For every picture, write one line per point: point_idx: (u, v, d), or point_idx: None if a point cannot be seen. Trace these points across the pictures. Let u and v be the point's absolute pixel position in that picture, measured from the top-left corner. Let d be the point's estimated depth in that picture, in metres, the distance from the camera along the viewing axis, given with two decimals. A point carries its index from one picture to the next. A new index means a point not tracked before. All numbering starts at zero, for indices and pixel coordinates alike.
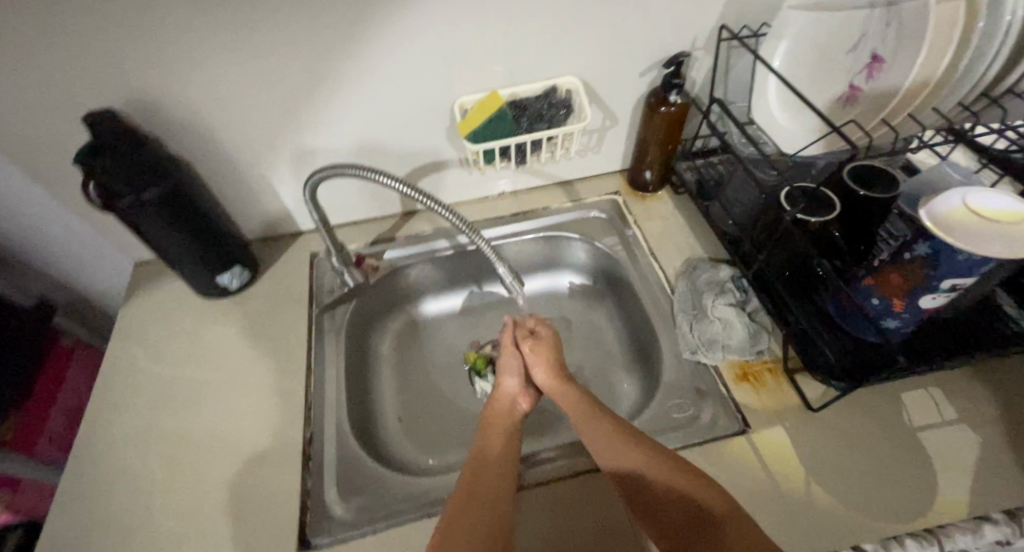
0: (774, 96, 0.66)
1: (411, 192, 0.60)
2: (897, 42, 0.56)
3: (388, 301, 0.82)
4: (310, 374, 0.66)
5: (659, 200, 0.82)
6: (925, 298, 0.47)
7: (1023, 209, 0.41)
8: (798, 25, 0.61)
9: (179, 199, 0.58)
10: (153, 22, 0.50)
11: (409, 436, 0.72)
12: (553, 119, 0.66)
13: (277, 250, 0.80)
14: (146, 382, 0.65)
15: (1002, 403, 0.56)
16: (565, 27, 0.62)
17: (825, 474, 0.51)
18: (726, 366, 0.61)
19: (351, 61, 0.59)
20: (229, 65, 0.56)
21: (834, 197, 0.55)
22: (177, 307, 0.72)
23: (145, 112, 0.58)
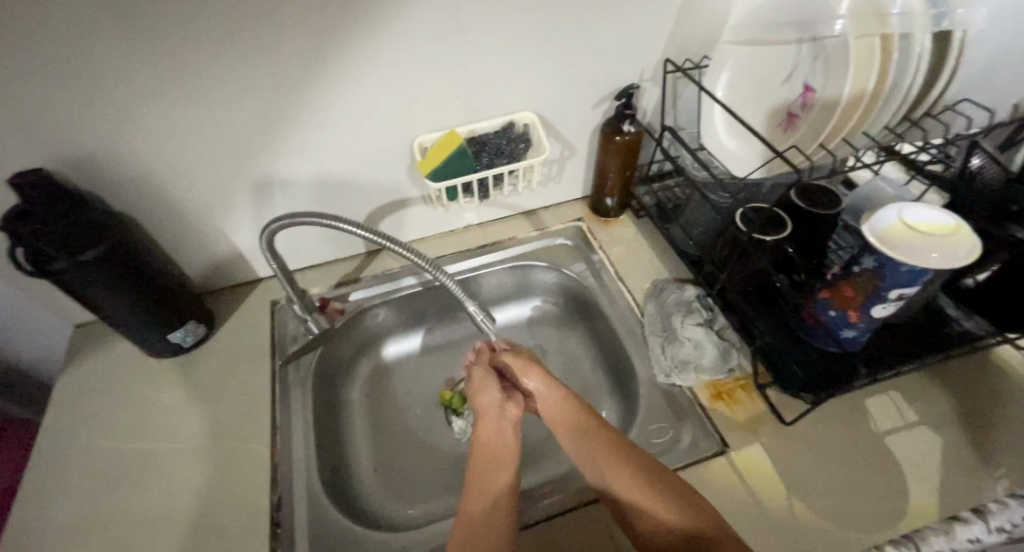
0: (719, 124, 0.68)
1: (373, 237, 0.60)
2: (825, 72, 0.60)
3: (357, 344, 0.80)
4: (276, 431, 0.62)
5: (622, 224, 0.83)
6: (876, 307, 0.49)
7: (952, 222, 0.43)
8: (735, 58, 0.64)
9: (123, 258, 0.55)
10: (92, 77, 0.48)
11: (386, 485, 0.69)
12: (512, 153, 0.67)
13: (236, 300, 0.77)
14: (93, 456, 0.60)
15: (957, 402, 0.59)
16: (517, 65, 0.63)
17: (802, 489, 0.52)
18: (700, 386, 0.61)
19: (304, 106, 0.59)
20: (174, 116, 0.54)
21: (786, 216, 0.58)
22: (128, 370, 0.68)
23: (86, 168, 0.56)
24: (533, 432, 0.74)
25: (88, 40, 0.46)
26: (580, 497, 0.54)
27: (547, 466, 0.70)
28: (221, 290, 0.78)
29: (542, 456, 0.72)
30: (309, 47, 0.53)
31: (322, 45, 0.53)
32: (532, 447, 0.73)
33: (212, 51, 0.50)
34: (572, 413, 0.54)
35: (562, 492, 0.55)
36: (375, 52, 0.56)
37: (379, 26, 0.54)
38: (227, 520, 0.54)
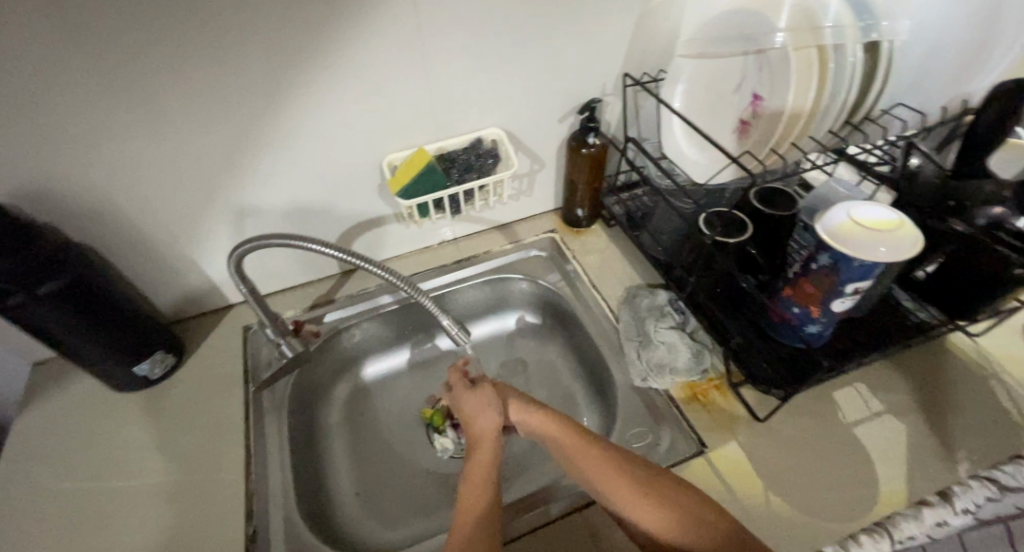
0: (679, 133, 0.70)
1: (345, 255, 0.59)
2: (770, 81, 0.64)
3: (333, 366, 0.78)
4: (251, 460, 0.61)
5: (594, 234, 0.85)
6: (835, 302, 0.51)
7: (895, 217, 0.46)
8: (690, 71, 0.66)
9: (84, 290, 0.53)
10: (48, 107, 0.48)
11: (369, 509, 0.67)
12: (482, 169, 0.68)
13: (206, 328, 0.75)
14: (54, 500, 0.57)
15: (918, 389, 0.61)
16: (482, 84, 0.65)
17: (779, 484, 0.53)
18: (676, 388, 0.62)
19: (270, 130, 0.59)
20: (135, 144, 0.54)
21: (745, 218, 0.61)
22: (92, 407, 0.65)
23: (43, 201, 0.54)
24: (516, 445, 0.74)
25: (44, 70, 0.45)
26: (563, 507, 0.54)
27: (532, 478, 0.70)
28: (190, 319, 0.76)
29: (526, 469, 0.71)
30: (273, 72, 0.53)
31: (286, 69, 0.54)
32: (516, 460, 0.72)
33: (173, 78, 0.50)
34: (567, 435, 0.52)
35: (545, 504, 0.55)
36: (341, 76, 0.57)
37: (343, 50, 0.55)
38: None
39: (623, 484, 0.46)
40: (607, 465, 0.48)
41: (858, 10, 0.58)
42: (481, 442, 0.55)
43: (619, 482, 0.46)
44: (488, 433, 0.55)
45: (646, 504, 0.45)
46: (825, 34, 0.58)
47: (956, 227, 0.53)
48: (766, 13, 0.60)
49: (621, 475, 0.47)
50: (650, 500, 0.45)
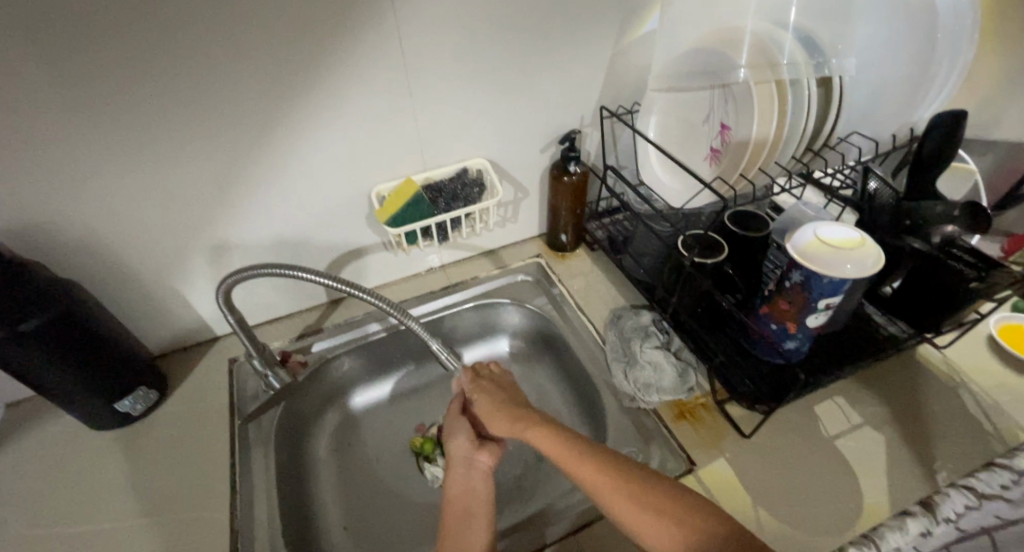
0: (656, 162, 0.73)
1: (335, 283, 0.60)
2: (735, 112, 0.66)
3: (321, 397, 0.78)
4: (236, 496, 0.59)
5: (578, 258, 0.87)
6: (809, 318, 0.53)
7: (857, 236, 0.49)
8: (661, 103, 0.70)
9: (67, 325, 0.53)
10: (39, 145, 0.49)
11: (358, 544, 0.66)
12: (469, 198, 0.71)
13: (191, 361, 0.74)
14: (27, 547, 0.55)
15: (894, 401, 0.63)
16: (468, 118, 0.68)
17: (767, 500, 0.54)
18: (663, 407, 0.63)
19: (260, 164, 0.60)
20: (123, 179, 0.55)
21: (722, 240, 0.63)
22: (70, 446, 0.64)
23: (28, 237, 0.54)
24: (508, 471, 0.74)
25: (37, 110, 0.46)
26: (557, 531, 0.54)
27: (523, 506, 0.69)
28: (174, 353, 0.75)
29: (519, 496, 0.71)
30: (261, 109, 0.55)
31: (276, 105, 0.56)
32: (507, 487, 0.72)
33: (164, 116, 0.51)
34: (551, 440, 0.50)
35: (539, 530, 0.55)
36: (327, 112, 0.59)
37: (328, 87, 0.57)
38: None
39: (605, 491, 0.44)
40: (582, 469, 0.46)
41: (809, 49, 0.62)
42: (454, 467, 0.56)
43: (602, 491, 0.45)
44: (460, 457, 0.57)
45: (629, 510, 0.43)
46: (782, 70, 0.60)
47: (915, 245, 0.57)
48: (728, 52, 0.63)
49: (603, 482, 0.45)
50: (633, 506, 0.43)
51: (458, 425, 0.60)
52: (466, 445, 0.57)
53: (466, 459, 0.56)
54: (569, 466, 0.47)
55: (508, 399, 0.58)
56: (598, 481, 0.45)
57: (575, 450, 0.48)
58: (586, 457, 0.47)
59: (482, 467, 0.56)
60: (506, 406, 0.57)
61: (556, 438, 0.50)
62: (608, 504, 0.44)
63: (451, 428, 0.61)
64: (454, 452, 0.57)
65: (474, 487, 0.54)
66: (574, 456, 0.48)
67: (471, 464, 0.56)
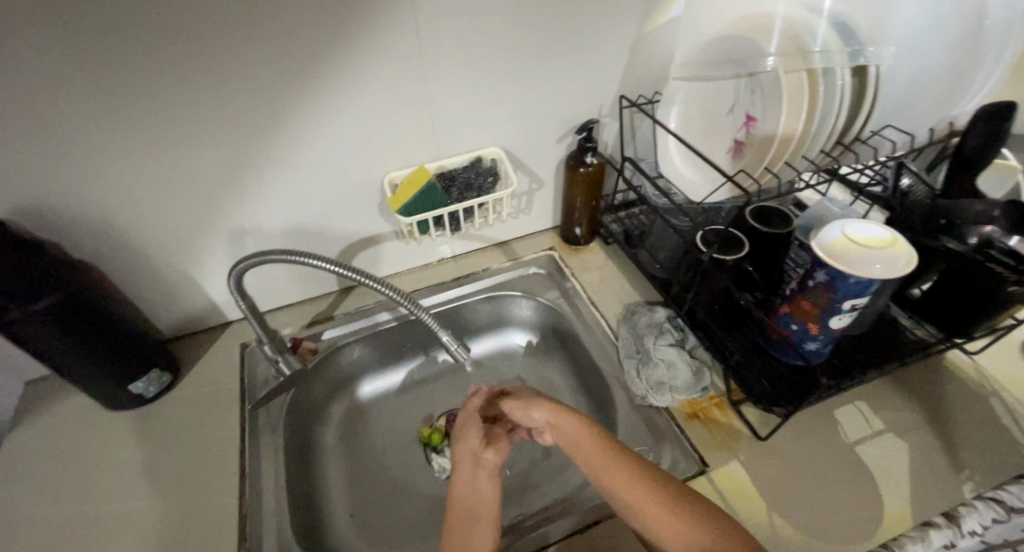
0: (675, 152, 0.71)
1: (345, 271, 0.59)
2: (762, 103, 0.63)
3: (330, 385, 0.78)
4: (245, 481, 0.59)
5: (591, 252, 0.86)
6: (833, 319, 0.51)
7: (888, 234, 0.47)
8: (684, 92, 0.68)
9: (80, 306, 0.53)
10: (55, 126, 0.49)
11: (364, 533, 0.66)
12: (482, 188, 0.69)
13: (203, 345, 0.75)
14: (43, 522, 0.56)
15: (919, 408, 0.61)
16: (483, 105, 0.67)
17: (782, 505, 0.53)
18: (676, 406, 0.62)
19: (272, 149, 0.60)
20: (136, 161, 0.54)
21: (743, 237, 0.61)
22: (85, 425, 0.65)
23: (45, 217, 0.55)
24: (515, 466, 0.73)
25: (53, 91, 0.46)
26: (564, 528, 0.54)
27: (529, 501, 0.69)
28: (187, 336, 0.76)
29: (526, 490, 0.70)
30: (273, 93, 0.55)
31: (290, 89, 0.55)
32: (514, 482, 0.71)
33: (176, 99, 0.51)
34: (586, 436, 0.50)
35: (547, 526, 0.55)
36: (338, 97, 0.58)
37: (341, 72, 0.56)
38: None
39: (633, 497, 0.44)
40: (614, 468, 0.46)
41: (844, 36, 0.57)
42: (461, 465, 0.54)
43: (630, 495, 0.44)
44: (468, 457, 0.55)
45: (659, 519, 0.42)
46: (814, 59, 0.56)
47: (950, 245, 0.53)
48: (757, 41, 0.60)
49: (632, 481, 0.44)
50: (662, 515, 0.42)
51: (468, 422, 0.59)
52: (475, 446, 0.56)
53: (472, 456, 0.55)
54: (598, 466, 0.47)
55: (538, 395, 0.57)
56: (628, 485, 0.44)
57: (607, 449, 0.47)
58: (619, 458, 0.46)
59: (489, 465, 0.54)
60: (528, 402, 0.56)
61: (587, 436, 0.49)
62: (635, 505, 0.44)
63: (462, 423, 0.59)
64: (460, 454, 0.55)
65: (481, 489, 0.52)
66: (603, 453, 0.47)
67: (478, 464, 0.54)
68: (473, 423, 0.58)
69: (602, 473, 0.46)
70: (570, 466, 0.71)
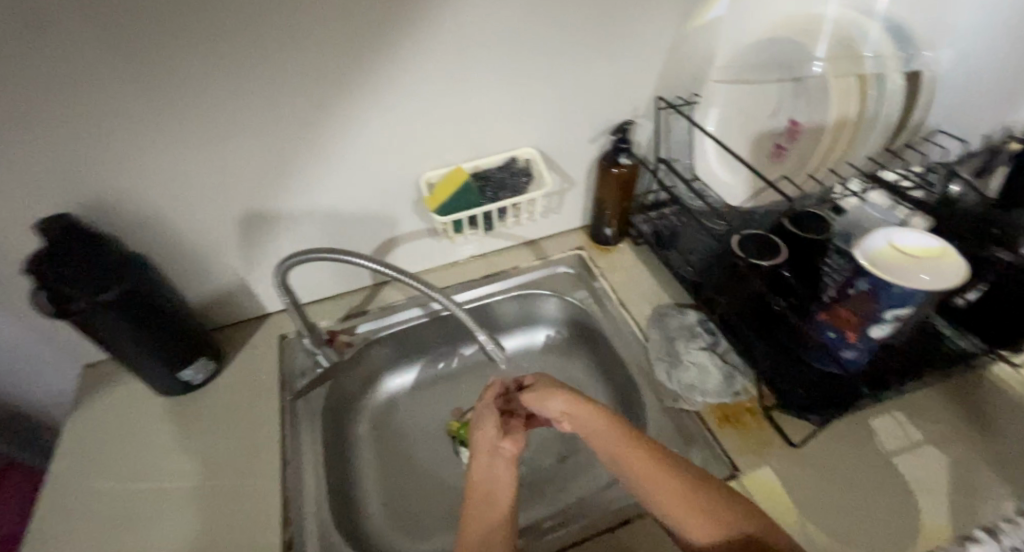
0: (713, 156, 0.75)
1: (383, 268, 0.61)
2: (807, 107, 0.70)
3: (363, 377, 0.80)
4: (286, 468, 0.62)
5: (621, 251, 0.86)
6: (873, 328, 0.50)
7: (938, 245, 0.46)
8: (723, 95, 0.70)
9: (140, 298, 0.56)
10: (115, 126, 0.51)
11: (396, 521, 0.68)
12: (516, 187, 0.70)
13: (244, 335, 0.78)
14: (102, 501, 0.59)
15: (959, 419, 0.60)
16: (519, 104, 0.67)
17: (815, 513, 0.52)
18: (706, 410, 0.62)
19: (315, 147, 0.62)
20: (190, 159, 0.57)
21: (780, 241, 0.60)
22: (136, 409, 0.68)
23: (104, 211, 0.58)
24: (542, 462, 0.74)
25: (114, 94, 0.48)
26: (594, 527, 0.54)
27: (556, 497, 0.70)
28: (228, 326, 0.79)
29: (552, 486, 0.71)
30: (318, 93, 0.56)
31: (335, 89, 0.57)
32: (541, 478, 0.72)
33: (227, 101, 0.53)
34: (602, 424, 0.50)
35: (573, 525, 0.56)
36: (379, 97, 0.59)
37: (383, 73, 0.57)
38: None
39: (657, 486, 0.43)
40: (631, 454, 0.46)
41: (897, 39, 0.67)
42: (480, 453, 0.54)
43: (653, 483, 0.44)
44: (484, 444, 0.54)
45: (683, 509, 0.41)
46: (867, 64, 0.67)
47: (1003, 255, 0.54)
48: (802, 44, 0.66)
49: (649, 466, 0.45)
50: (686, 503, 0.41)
51: (489, 412, 0.59)
52: (492, 433, 0.55)
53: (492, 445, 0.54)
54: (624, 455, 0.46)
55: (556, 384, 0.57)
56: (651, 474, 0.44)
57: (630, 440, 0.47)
58: (642, 448, 0.46)
59: (506, 454, 0.53)
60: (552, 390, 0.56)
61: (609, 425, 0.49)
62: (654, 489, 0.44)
63: (480, 412, 0.59)
64: (478, 441, 0.55)
65: (497, 475, 0.51)
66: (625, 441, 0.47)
67: (495, 452, 0.53)
68: (492, 414, 0.58)
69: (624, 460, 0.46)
70: (597, 463, 0.72)
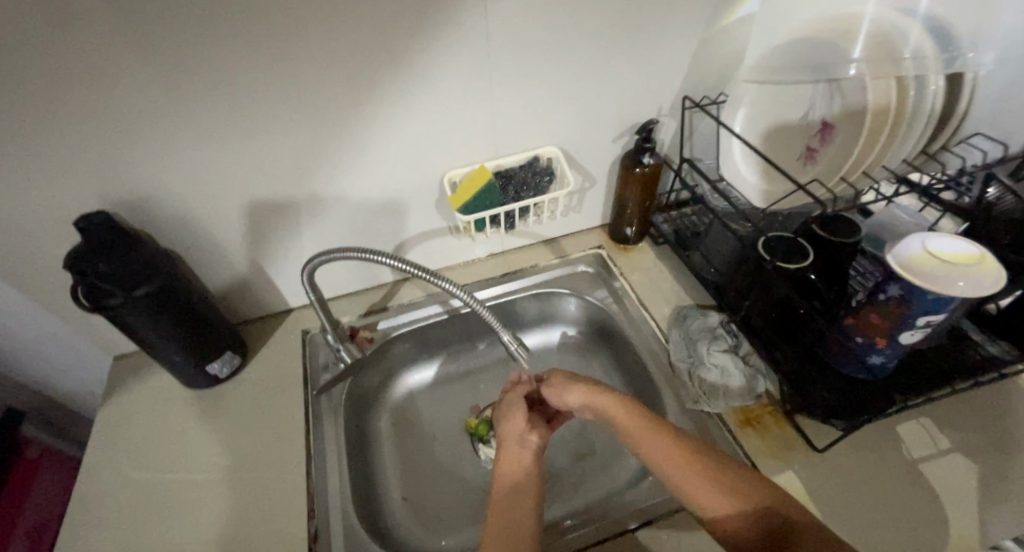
0: (740, 158, 0.70)
1: (405, 266, 0.61)
2: (842, 111, 0.65)
3: (384, 373, 0.81)
4: (310, 461, 0.63)
5: (641, 251, 0.85)
6: (903, 334, 0.50)
7: (975, 250, 0.45)
8: (751, 95, 0.67)
9: (172, 292, 0.57)
10: (151, 125, 0.52)
11: (416, 515, 0.69)
12: (538, 185, 0.70)
13: (268, 330, 0.79)
14: (134, 488, 0.61)
15: (988, 428, 0.59)
16: (543, 104, 0.67)
17: (838, 517, 0.52)
18: (730, 412, 0.62)
19: (341, 145, 0.62)
20: (220, 157, 0.58)
21: (807, 244, 0.60)
22: (166, 400, 0.70)
23: (137, 207, 0.59)
24: (560, 461, 0.74)
25: (151, 92, 0.50)
26: (615, 527, 0.55)
27: (575, 495, 0.70)
28: (253, 321, 0.80)
29: (571, 484, 0.71)
30: (345, 92, 0.57)
31: (362, 88, 0.57)
32: (560, 476, 0.72)
33: (257, 99, 0.54)
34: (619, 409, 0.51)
35: (592, 524, 0.56)
36: (405, 96, 0.60)
37: (409, 72, 0.58)
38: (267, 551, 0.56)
39: (675, 467, 0.45)
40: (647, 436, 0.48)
41: (942, 41, 0.59)
42: (507, 443, 0.56)
43: (671, 464, 0.45)
44: (512, 435, 0.56)
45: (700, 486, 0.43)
46: (905, 64, 0.59)
47: None
48: (840, 45, 0.62)
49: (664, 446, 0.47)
50: (704, 482, 0.43)
51: (512, 404, 0.60)
52: (521, 424, 0.57)
53: (518, 436, 0.56)
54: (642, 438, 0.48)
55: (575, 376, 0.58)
56: (669, 454, 0.46)
57: (647, 422, 0.49)
58: (659, 431, 0.48)
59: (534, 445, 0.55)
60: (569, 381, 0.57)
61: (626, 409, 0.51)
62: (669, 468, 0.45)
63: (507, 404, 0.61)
64: (506, 432, 0.57)
65: (524, 463, 0.52)
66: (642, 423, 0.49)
67: (523, 443, 0.55)
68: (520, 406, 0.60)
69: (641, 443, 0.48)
70: (615, 463, 0.72)
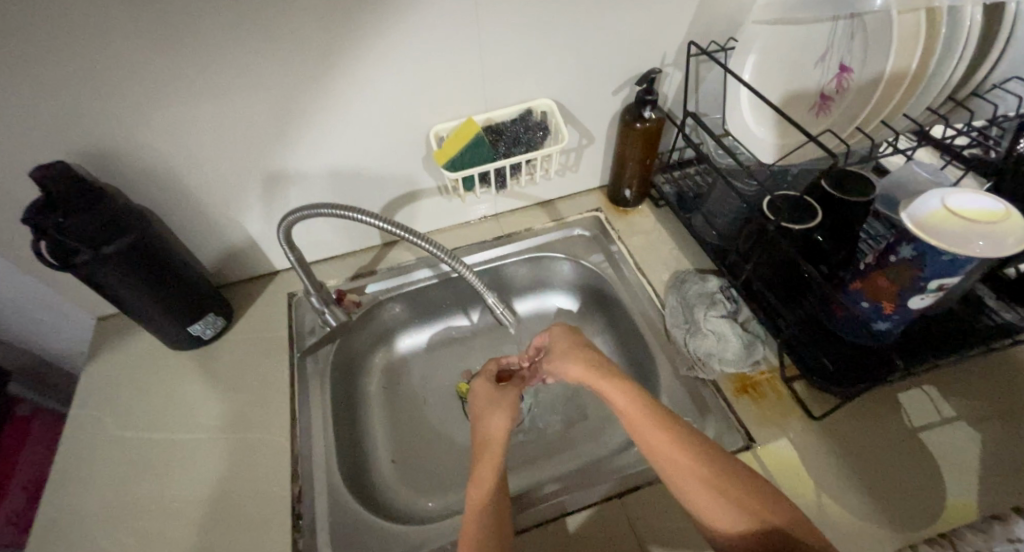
0: (747, 108, 0.67)
1: (390, 226, 0.58)
2: (863, 52, 0.58)
3: (373, 337, 0.79)
4: (296, 424, 0.63)
5: (640, 214, 0.82)
6: (913, 298, 0.46)
7: (1000, 208, 0.41)
8: (762, 40, 0.63)
9: (143, 250, 0.55)
10: (110, 71, 0.48)
11: (405, 477, 0.68)
12: (531, 142, 0.66)
13: (253, 292, 0.77)
14: (119, 448, 0.61)
15: (996, 398, 0.56)
16: (538, 52, 0.62)
17: (831, 484, 0.51)
18: (724, 379, 0.60)
19: (323, 98, 0.58)
20: (190, 109, 0.54)
21: (815, 204, 0.56)
22: (150, 361, 0.69)
23: (104, 162, 0.56)
24: (551, 426, 0.73)
25: (102, 33, 0.45)
26: (601, 492, 0.54)
27: (565, 459, 0.69)
28: (239, 283, 0.78)
29: (560, 449, 0.70)
30: (322, 38, 0.52)
31: (340, 35, 0.53)
32: (550, 441, 0.71)
33: (225, 47, 0.49)
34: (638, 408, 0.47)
35: (571, 492, 0.55)
36: (385, 44, 0.55)
37: (390, 13, 0.52)
38: (254, 512, 0.55)
39: (675, 469, 0.43)
40: (660, 439, 0.44)
41: None
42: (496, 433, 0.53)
43: (669, 464, 0.43)
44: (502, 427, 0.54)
45: (697, 487, 0.41)
46: None
47: None
48: None
49: (677, 453, 0.43)
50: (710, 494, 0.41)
51: (496, 396, 0.59)
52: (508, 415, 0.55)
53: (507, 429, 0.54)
54: (645, 433, 0.45)
55: (583, 347, 0.57)
56: (667, 451, 0.43)
57: (649, 413, 0.46)
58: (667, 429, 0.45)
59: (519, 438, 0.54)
60: (579, 353, 0.56)
61: (629, 398, 0.48)
62: (678, 474, 0.42)
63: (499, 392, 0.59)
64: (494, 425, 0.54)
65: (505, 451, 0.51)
66: (644, 413, 0.46)
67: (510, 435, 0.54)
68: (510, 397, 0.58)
69: (641, 436, 0.45)
70: (606, 429, 0.71)
